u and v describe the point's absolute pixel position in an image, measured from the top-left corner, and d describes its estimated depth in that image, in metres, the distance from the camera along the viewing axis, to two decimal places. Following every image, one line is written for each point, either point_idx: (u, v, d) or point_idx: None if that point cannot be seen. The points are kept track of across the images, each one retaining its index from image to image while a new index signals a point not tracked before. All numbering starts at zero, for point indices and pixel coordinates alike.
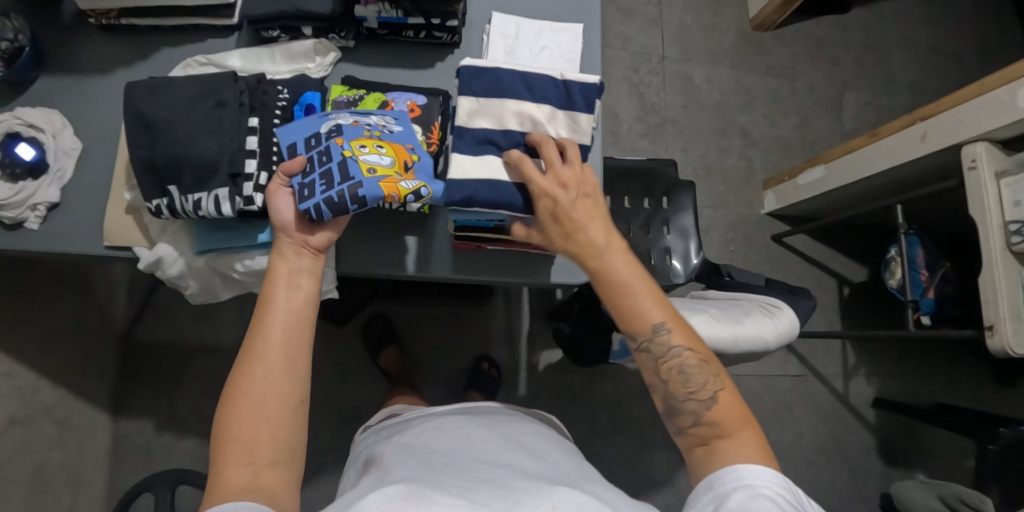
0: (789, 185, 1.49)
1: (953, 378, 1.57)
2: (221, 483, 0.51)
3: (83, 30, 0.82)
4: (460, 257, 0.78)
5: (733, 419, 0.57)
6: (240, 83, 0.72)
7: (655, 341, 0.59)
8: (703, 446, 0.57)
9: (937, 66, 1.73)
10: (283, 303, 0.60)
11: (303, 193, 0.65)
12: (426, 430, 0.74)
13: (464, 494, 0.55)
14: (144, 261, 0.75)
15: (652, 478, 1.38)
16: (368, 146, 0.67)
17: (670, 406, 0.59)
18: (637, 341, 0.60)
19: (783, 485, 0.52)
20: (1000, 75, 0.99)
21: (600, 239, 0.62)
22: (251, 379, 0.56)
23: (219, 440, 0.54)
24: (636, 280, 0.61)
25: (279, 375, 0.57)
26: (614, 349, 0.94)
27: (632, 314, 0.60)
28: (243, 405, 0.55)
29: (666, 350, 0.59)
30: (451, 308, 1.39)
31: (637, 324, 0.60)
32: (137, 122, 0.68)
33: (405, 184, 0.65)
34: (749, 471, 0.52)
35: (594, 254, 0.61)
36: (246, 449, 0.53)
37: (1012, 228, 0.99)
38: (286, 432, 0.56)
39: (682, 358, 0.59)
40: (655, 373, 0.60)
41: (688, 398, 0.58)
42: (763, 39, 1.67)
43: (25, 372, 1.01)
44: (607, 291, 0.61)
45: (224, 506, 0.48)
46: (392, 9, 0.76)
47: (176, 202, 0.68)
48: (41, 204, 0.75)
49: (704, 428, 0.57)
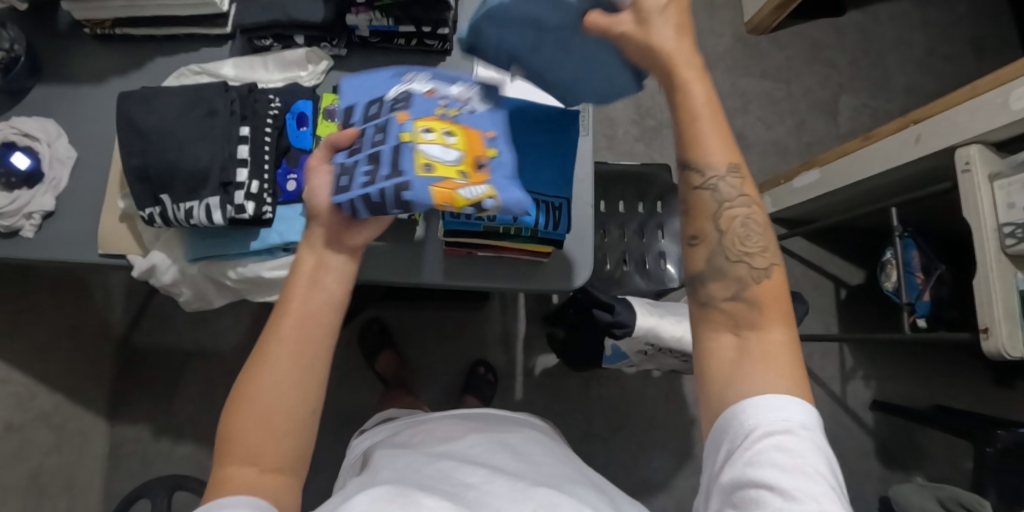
0: (785, 188, 1.50)
1: (953, 381, 1.57)
2: (223, 479, 0.51)
3: (78, 40, 0.83)
4: (450, 264, 0.78)
5: (776, 306, 0.48)
6: (231, 93, 0.72)
7: (721, 187, 0.49)
8: (733, 331, 0.48)
9: (933, 69, 1.73)
10: (301, 304, 0.57)
11: (346, 175, 0.60)
12: (418, 435, 0.75)
13: (451, 498, 0.55)
14: (137, 269, 0.75)
15: (649, 482, 1.38)
16: (434, 132, 0.60)
17: (714, 265, 0.49)
18: (704, 176, 0.49)
19: (810, 425, 0.43)
20: (993, 78, 0.99)
21: (688, 51, 0.49)
22: (256, 381, 0.54)
23: (223, 440, 0.53)
24: (717, 108, 0.50)
25: (290, 381, 0.54)
26: (607, 355, 0.98)
27: (704, 141, 0.49)
28: (248, 408, 0.53)
29: (732, 196, 0.49)
30: (447, 312, 1.40)
31: (706, 152, 0.49)
32: (130, 132, 0.69)
33: (466, 190, 0.57)
34: (769, 407, 0.43)
35: (684, 63, 0.49)
36: (251, 450, 0.52)
37: (1006, 230, 0.99)
38: (293, 437, 0.54)
39: (746, 212, 0.50)
40: (713, 220, 0.50)
41: (739, 260, 0.49)
42: (758, 42, 1.67)
43: (23, 379, 1.01)
44: (683, 108, 0.49)
45: (232, 502, 0.48)
46: (383, 18, 0.77)
47: (168, 210, 0.69)
48: (36, 213, 0.76)
49: (742, 304, 0.48)
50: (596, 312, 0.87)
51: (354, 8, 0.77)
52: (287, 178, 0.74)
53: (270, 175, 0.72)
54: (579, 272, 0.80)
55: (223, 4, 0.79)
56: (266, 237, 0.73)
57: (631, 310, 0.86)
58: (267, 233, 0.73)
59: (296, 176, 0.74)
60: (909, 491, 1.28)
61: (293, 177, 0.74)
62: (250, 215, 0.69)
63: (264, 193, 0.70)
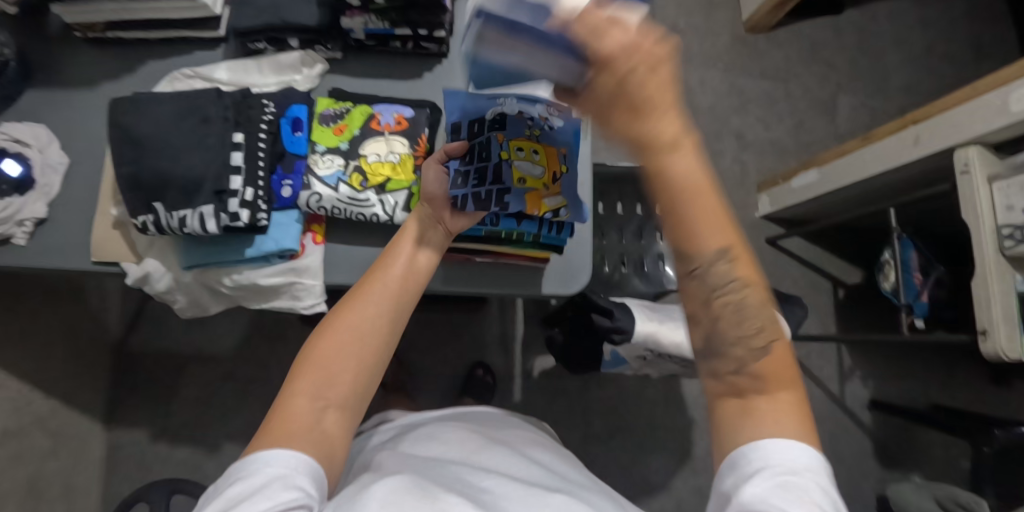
0: (783, 188, 1.49)
1: (951, 380, 1.57)
2: (290, 404, 0.56)
3: (69, 43, 0.82)
4: (448, 270, 0.78)
5: (781, 373, 0.47)
6: (224, 99, 0.71)
7: (713, 270, 0.46)
8: (737, 400, 0.47)
9: (931, 68, 1.73)
10: (401, 268, 0.65)
11: (456, 180, 0.68)
12: (423, 437, 0.74)
13: (471, 499, 0.55)
14: (131, 277, 0.75)
15: (648, 483, 1.37)
16: (524, 150, 0.66)
17: (712, 348, 0.47)
18: (690, 265, 0.46)
19: (819, 469, 0.43)
20: (989, 80, 0.99)
21: (671, 128, 0.42)
22: (346, 320, 0.61)
23: (297, 369, 0.58)
24: (701, 185, 0.45)
25: (371, 333, 0.61)
26: (606, 359, 0.98)
27: (688, 229, 0.45)
28: (334, 340, 0.60)
29: (724, 280, 0.46)
30: (445, 314, 1.39)
31: (691, 242, 0.45)
32: (124, 139, 0.69)
33: (547, 201, 0.68)
34: (777, 450, 0.44)
35: (657, 145, 0.43)
36: (326, 383, 0.58)
37: (1004, 232, 0.98)
38: (365, 380, 0.60)
39: (741, 292, 0.47)
40: (705, 306, 0.47)
41: (736, 342, 0.47)
42: (756, 41, 1.67)
43: (18, 384, 1.01)
44: (663, 197, 0.45)
45: (277, 456, 0.51)
46: (379, 21, 0.76)
47: (162, 219, 0.68)
48: (28, 220, 0.75)
49: (745, 380, 0.47)
50: (596, 317, 0.87)
51: (349, 11, 0.75)
52: (282, 184, 0.73)
53: (264, 182, 0.71)
54: (579, 277, 0.80)
55: (216, 7, 0.78)
56: (261, 245, 0.72)
57: (631, 315, 0.86)
58: (261, 241, 0.72)
59: (291, 182, 0.73)
60: (908, 491, 1.29)
61: (289, 182, 0.73)
62: (245, 223, 0.68)
63: (258, 200, 0.69)
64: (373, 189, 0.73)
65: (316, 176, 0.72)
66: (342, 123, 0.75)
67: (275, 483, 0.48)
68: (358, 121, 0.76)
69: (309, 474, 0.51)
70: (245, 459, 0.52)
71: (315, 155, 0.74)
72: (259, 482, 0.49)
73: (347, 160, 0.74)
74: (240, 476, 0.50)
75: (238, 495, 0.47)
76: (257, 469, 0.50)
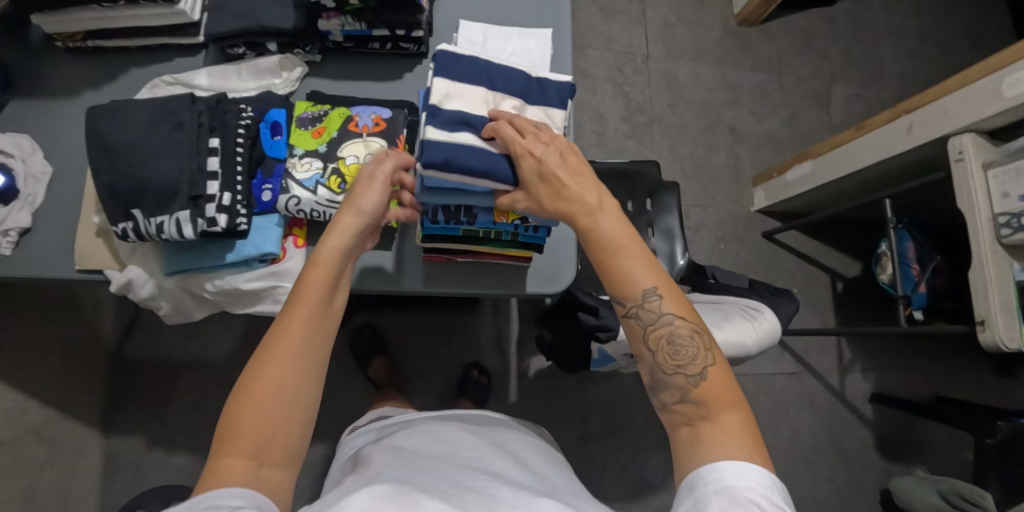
0: (778, 182, 1.47)
1: (954, 371, 1.55)
2: (220, 476, 0.53)
3: (51, 53, 0.82)
4: (430, 270, 0.77)
5: (720, 399, 0.56)
6: (198, 104, 0.71)
7: (644, 308, 0.59)
8: (687, 427, 0.56)
9: (925, 56, 1.71)
10: (316, 312, 0.60)
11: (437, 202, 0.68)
12: (415, 433, 0.73)
13: (450, 500, 0.54)
14: (114, 284, 0.75)
15: (648, 482, 1.36)
16: None
17: (656, 378, 0.58)
18: (627, 307, 0.59)
19: (771, 487, 0.50)
20: (985, 65, 0.98)
21: (592, 196, 0.61)
22: (263, 385, 0.57)
23: (222, 438, 0.55)
24: (626, 237, 0.60)
25: (287, 392, 0.57)
26: (593, 357, 0.97)
27: (623, 278, 0.59)
28: (252, 407, 0.56)
29: (656, 317, 0.59)
30: (439, 316, 1.39)
31: (624, 289, 0.59)
32: (101, 148, 0.69)
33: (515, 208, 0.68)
34: (730, 470, 0.51)
35: (583, 211, 0.60)
36: (257, 448, 0.55)
37: (1001, 220, 0.97)
38: (298, 436, 0.58)
39: (672, 327, 0.58)
40: (644, 343, 0.59)
41: (676, 371, 0.57)
42: (749, 34, 1.65)
43: (12, 394, 1.01)
44: (597, 252, 0.60)
45: (212, 494, 0.50)
46: (356, 23, 0.76)
47: (141, 225, 0.69)
48: (12, 230, 0.75)
49: (690, 407, 0.56)
50: (582, 316, 0.86)
51: (325, 13, 0.75)
52: (262, 188, 0.73)
53: (243, 186, 0.71)
54: (563, 274, 0.79)
55: (194, 13, 0.79)
56: (242, 249, 0.72)
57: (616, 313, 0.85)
58: (242, 245, 0.72)
59: (271, 186, 0.73)
60: (909, 485, 1.27)
61: (269, 186, 0.73)
62: (222, 228, 0.69)
63: (237, 205, 0.70)
64: None
65: (295, 178, 0.72)
66: (321, 126, 0.75)
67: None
68: (336, 123, 0.75)
69: (242, 497, 0.50)
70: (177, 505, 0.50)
71: (294, 159, 0.73)
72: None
73: (326, 162, 0.73)
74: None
75: None
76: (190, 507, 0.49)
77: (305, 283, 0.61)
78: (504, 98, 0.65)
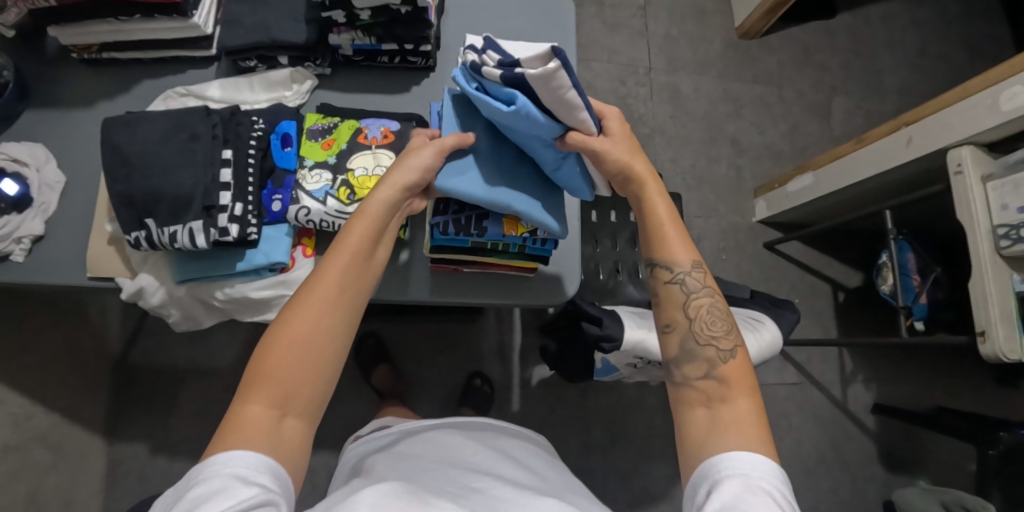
0: (779, 192, 1.49)
1: (956, 382, 1.56)
2: (242, 425, 0.54)
3: (66, 65, 0.84)
4: (437, 280, 0.79)
5: (742, 380, 0.58)
6: (212, 117, 0.74)
7: (690, 276, 0.62)
8: (705, 408, 0.56)
9: (925, 69, 1.73)
10: (348, 265, 0.60)
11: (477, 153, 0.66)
12: (417, 442, 0.73)
13: (457, 500, 0.55)
14: (125, 291, 0.76)
15: (650, 492, 1.36)
16: None
17: (687, 348, 0.59)
18: (673, 272, 0.62)
19: (780, 479, 0.51)
20: (984, 78, 0.99)
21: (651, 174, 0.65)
22: (296, 328, 0.57)
23: (251, 375, 0.56)
24: (673, 214, 0.65)
25: (320, 337, 0.58)
26: (597, 367, 0.97)
27: (668, 245, 0.63)
28: (286, 349, 0.56)
29: (698, 288, 0.62)
30: (443, 325, 1.40)
31: (670, 254, 0.62)
32: (115, 159, 0.70)
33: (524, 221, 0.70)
34: (745, 460, 0.51)
35: (650, 178, 0.64)
36: (283, 393, 0.56)
37: (1000, 232, 0.98)
38: (325, 385, 0.59)
39: (709, 301, 0.62)
40: (682, 310, 0.61)
41: (709, 343, 0.59)
42: (750, 47, 1.67)
43: (19, 399, 1.02)
44: (652, 216, 0.64)
45: (237, 457, 0.51)
46: (365, 37, 0.78)
47: (154, 234, 0.70)
48: (25, 237, 0.76)
49: (712, 383, 0.57)
50: (585, 325, 0.87)
51: (336, 28, 0.77)
52: (271, 199, 0.74)
53: (254, 197, 0.72)
54: (569, 284, 0.80)
55: (207, 27, 0.80)
56: (252, 258, 0.73)
57: (620, 324, 0.86)
58: (253, 254, 0.73)
59: (280, 196, 0.74)
60: (911, 496, 1.26)
61: (279, 197, 0.74)
62: (234, 237, 0.70)
63: (248, 215, 0.71)
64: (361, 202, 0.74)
65: (305, 190, 0.73)
66: (330, 138, 0.77)
67: (234, 484, 0.49)
68: (346, 135, 0.76)
69: (269, 472, 0.52)
70: (201, 463, 0.51)
71: (303, 170, 0.75)
72: (217, 484, 0.49)
73: (335, 174, 0.74)
74: (199, 478, 0.50)
75: (199, 497, 0.48)
76: (215, 471, 0.50)
77: (350, 231, 0.62)
78: None
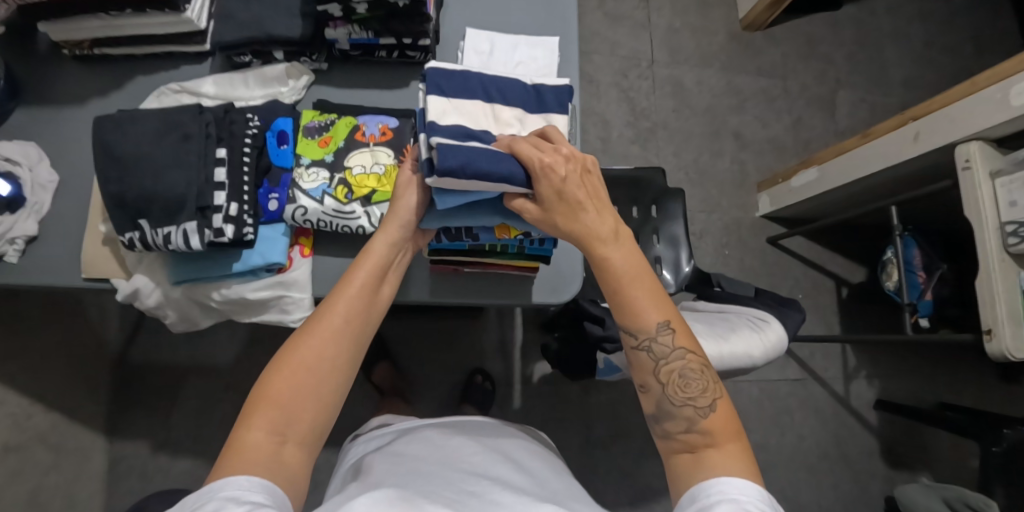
0: (784, 187, 1.47)
1: (959, 378, 1.55)
2: (242, 453, 0.52)
3: (59, 61, 0.82)
4: (437, 281, 0.77)
5: (726, 428, 0.57)
6: (205, 115, 0.72)
7: (658, 341, 0.59)
8: (688, 454, 0.57)
9: (931, 61, 1.70)
10: (351, 304, 0.61)
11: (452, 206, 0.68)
12: (415, 440, 0.72)
13: (452, 506, 0.54)
14: (121, 293, 0.75)
15: (652, 489, 1.36)
16: None
17: (663, 409, 0.58)
18: (638, 339, 0.59)
19: (767, 501, 0.52)
20: (993, 73, 0.97)
21: (607, 226, 0.61)
22: (291, 365, 0.57)
23: (253, 401, 0.55)
24: (636, 271, 0.60)
25: (314, 379, 0.57)
26: (599, 367, 0.93)
27: (633, 311, 0.60)
28: (280, 386, 0.56)
29: (668, 352, 0.59)
30: (443, 322, 1.39)
31: (638, 321, 0.59)
32: (108, 159, 0.69)
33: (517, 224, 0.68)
34: (734, 485, 0.52)
35: (599, 240, 0.60)
36: (284, 419, 0.55)
37: (1009, 229, 0.96)
38: (325, 419, 0.58)
39: (683, 362, 0.59)
40: (653, 374, 0.59)
41: (685, 403, 0.58)
42: (753, 39, 1.65)
43: (19, 399, 1.01)
44: (608, 281, 0.60)
45: (230, 482, 0.50)
46: (362, 31, 0.76)
47: (148, 235, 0.69)
48: (19, 238, 0.75)
49: (695, 436, 0.57)
50: (589, 326, 0.87)
51: (332, 22, 0.75)
52: (268, 198, 0.73)
53: (249, 196, 0.71)
54: (569, 285, 0.79)
55: (200, 21, 0.78)
56: (249, 259, 0.72)
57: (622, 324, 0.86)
58: (249, 255, 0.72)
59: (277, 195, 0.73)
60: (914, 492, 1.25)
61: (275, 195, 0.73)
62: (229, 238, 0.69)
63: (244, 214, 0.70)
64: (359, 201, 0.72)
65: (302, 189, 0.72)
66: (327, 135, 0.75)
67: (227, 505, 0.47)
68: (343, 133, 0.75)
69: (264, 492, 0.50)
70: (202, 488, 0.50)
71: (299, 168, 0.73)
72: (210, 508, 0.47)
73: (333, 172, 0.73)
74: (193, 505, 0.48)
75: None
76: (208, 497, 0.48)
77: (355, 270, 0.63)
78: (506, 108, 0.64)
